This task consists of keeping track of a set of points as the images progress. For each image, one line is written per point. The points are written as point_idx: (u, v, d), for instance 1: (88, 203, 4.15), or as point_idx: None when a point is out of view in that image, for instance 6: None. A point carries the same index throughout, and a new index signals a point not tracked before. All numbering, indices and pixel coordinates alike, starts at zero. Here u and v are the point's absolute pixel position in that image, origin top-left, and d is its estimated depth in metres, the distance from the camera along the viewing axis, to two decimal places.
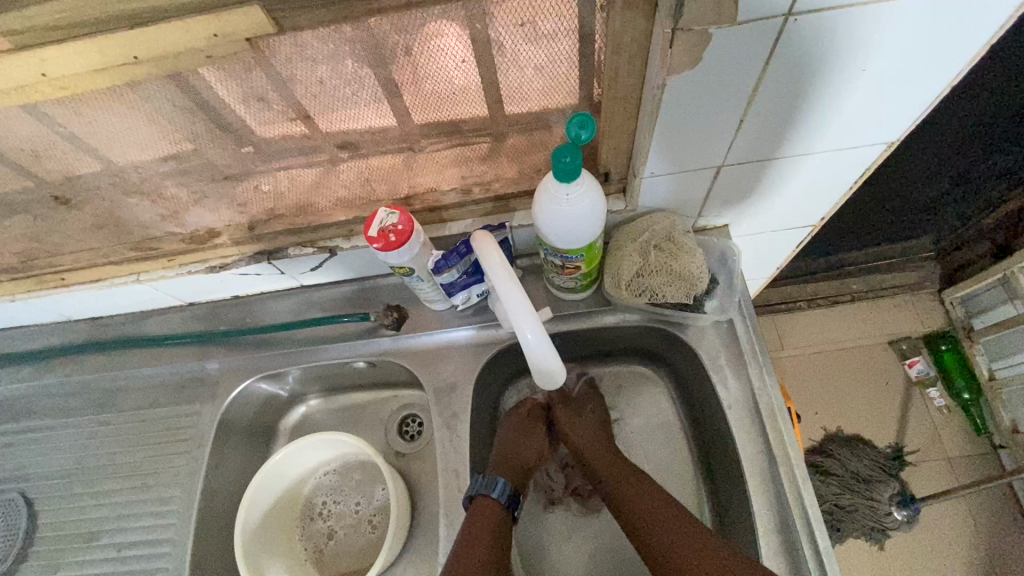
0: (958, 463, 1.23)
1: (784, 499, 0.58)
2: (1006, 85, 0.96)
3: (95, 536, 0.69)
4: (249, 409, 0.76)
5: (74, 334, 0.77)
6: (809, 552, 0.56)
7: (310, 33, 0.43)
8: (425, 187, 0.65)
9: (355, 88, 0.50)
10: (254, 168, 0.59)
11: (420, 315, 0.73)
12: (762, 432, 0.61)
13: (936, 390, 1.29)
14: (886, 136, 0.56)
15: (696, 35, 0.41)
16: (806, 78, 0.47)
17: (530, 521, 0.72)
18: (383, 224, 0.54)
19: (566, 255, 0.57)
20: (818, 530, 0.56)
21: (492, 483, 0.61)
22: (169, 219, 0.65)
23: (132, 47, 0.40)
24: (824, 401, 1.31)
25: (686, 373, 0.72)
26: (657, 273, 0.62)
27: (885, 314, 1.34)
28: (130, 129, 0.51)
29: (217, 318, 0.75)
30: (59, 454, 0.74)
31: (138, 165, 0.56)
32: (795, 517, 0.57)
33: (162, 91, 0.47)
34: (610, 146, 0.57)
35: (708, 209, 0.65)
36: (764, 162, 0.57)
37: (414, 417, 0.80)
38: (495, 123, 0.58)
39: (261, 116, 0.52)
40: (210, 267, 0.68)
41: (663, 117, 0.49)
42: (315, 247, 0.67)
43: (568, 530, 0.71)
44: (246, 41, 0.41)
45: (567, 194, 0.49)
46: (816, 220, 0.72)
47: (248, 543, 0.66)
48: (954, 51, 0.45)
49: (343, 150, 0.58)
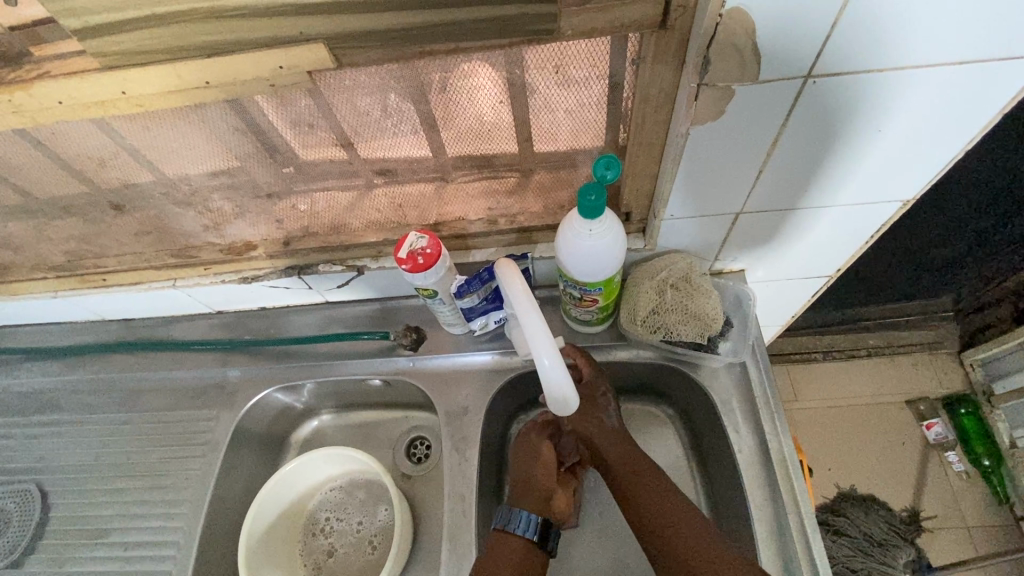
0: (977, 533, 1.19)
1: (790, 546, 0.58)
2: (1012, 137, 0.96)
3: (102, 533, 0.69)
4: (264, 419, 0.77)
5: (107, 332, 0.80)
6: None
7: (365, 69, 0.47)
8: (453, 216, 0.68)
9: (397, 120, 0.53)
10: (296, 187, 0.63)
11: (438, 338, 0.75)
12: (771, 476, 0.61)
13: (954, 454, 1.25)
14: (901, 195, 0.57)
15: (719, 90, 0.44)
16: (823, 136, 0.49)
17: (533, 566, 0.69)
18: (413, 247, 0.57)
19: (585, 288, 0.58)
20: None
21: (510, 515, 0.59)
22: (211, 229, 0.68)
23: (207, 73, 0.43)
24: (838, 457, 1.28)
25: (696, 415, 0.72)
26: (674, 312, 0.63)
27: (903, 372, 1.32)
28: (189, 144, 0.55)
29: (243, 327, 0.78)
30: (77, 448, 0.75)
31: (190, 178, 0.60)
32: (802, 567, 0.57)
33: (224, 112, 0.51)
34: (631, 187, 0.59)
35: (724, 253, 0.67)
36: (781, 212, 0.59)
37: (422, 440, 0.82)
38: (525, 160, 0.61)
39: (309, 140, 0.55)
40: (243, 278, 0.72)
41: (684, 163, 0.52)
42: (343, 265, 0.70)
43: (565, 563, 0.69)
44: (306, 73, 0.45)
45: (589, 230, 0.52)
46: (830, 272, 0.73)
47: (251, 552, 0.66)
48: (968, 117, 0.47)
49: (380, 176, 0.62)
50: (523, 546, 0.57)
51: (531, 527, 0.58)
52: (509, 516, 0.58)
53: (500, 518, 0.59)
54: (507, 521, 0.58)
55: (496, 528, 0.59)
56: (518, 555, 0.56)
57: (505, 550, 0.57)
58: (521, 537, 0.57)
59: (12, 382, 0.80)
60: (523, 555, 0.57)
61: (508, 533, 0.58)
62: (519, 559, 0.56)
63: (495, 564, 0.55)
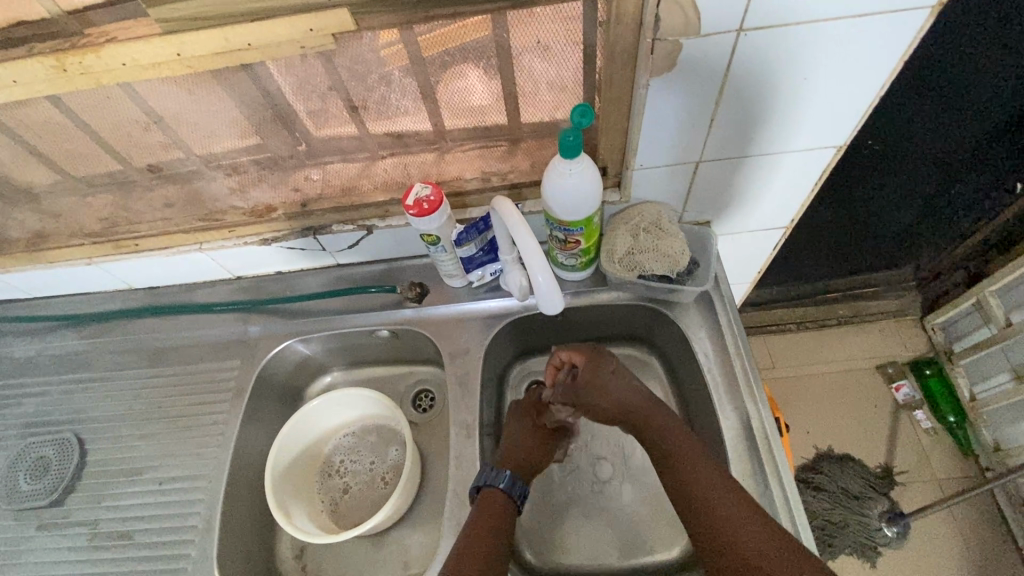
0: (946, 485, 1.27)
1: (775, 514, 0.63)
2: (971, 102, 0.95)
3: (136, 472, 0.76)
4: (282, 372, 0.85)
5: (135, 299, 0.88)
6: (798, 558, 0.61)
7: (377, 34, 0.56)
8: (451, 176, 0.76)
9: (402, 84, 0.62)
10: (313, 151, 0.71)
11: (440, 291, 0.83)
12: (736, 387, 0.71)
13: (921, 411, 1.35)
14: (834, 140, 0.67)
15: (670, 43, 0.54)
16: (760, 85, 0.59)
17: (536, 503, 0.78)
18: (418, 195, 0.65)
19: (567, 227, 0.67)
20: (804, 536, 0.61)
21: (498, 474, 0.65)
22: (236, 193, 0.76)
23: (248, 36, 0.52)
24: (814, 420, 1.37)
25: (672, 351, 0.81)
26: (646, 250, 0.72)
27: (872, 338, 1.42)
28: (222, 110, 0.64)
29: (261, 289, 0.86)
30: (110, 400, 0.82)
31: (221, 142, 0.69)
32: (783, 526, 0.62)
33: (255, 76, 0.59)
34: (606, 143, 0.68)
35: (690, 204, 0.77)
36: (734, 160, 0.69)
37: (427, 392, 0.89)
38: (512, 123, 0.70)
39: (326, 103, 0.64)
40: (263, 239, 0.80)
41: (647, 114, 0.62)
42: (354, 225, 0.78)
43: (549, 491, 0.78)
44: (331, 36, 0.54)
45: (569, 169, 0.61)
46: (786, 222, 0.83)
47: (276, 482, 0.73)
48: (877, 65, 0.57)
49: (387, 139, 0.71)
50: (506, 504, 0.64)
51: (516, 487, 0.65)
52: (498, 475, 0.65)
53: (488, 477, 0.65)
54: (496, 478, 0.64)
55: (484, 485, 0.64)
56: (502, 512, 0.63)
57: (492, 504, 0.63)
58: (507, 494, 0.64)
59: (48, 347, 0.87)
60: (506, 511, 0.63)
61: (495, 490, 0.64)
62: (503, 514, 0.63)
63: (484, 517, 0.61)
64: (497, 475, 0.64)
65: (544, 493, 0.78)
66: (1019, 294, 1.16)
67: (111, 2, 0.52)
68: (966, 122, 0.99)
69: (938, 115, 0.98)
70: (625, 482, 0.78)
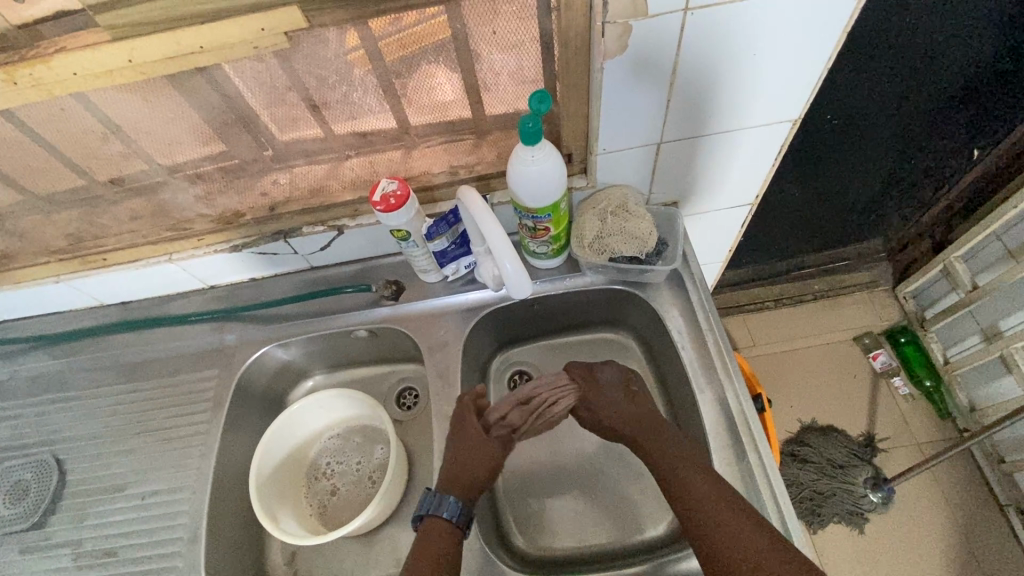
0: (927, 448, 1.30)
1: (752, 480, 0.64)
2: (923, 74, 0.98)
3: (118, 488, 0.75)
4: (263, 378, 0.84)
5: (107, 315, 0.87)
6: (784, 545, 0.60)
7: (330, 31, 0.56)
8: (419, 171, 0.77)
9: (360, 83, 0.62)
10: (278, 156, 0.71)
11: (415, 287, 0.83)
12: (711, 362, 0.72)
13: (899, 378, 1.38)
14: (789, 115, 0.69)
15: (620, 26, 0.55)
16: (710, 63, 0.60)
17: (524, 495, 0.78)
18: (385, 191, 0.66)
19: (535, 215, 0.68)
20: (790, 520, 0.61)
21: (441, 501, 0.62)
22: (202, 201, 0.76)
23: (201, 38, 0.52)
24: (796, 393, 1.40)
25: (648, 330, 0.83)
26: (615, 233, 0.73)
27: (846, 310, 1.46)
28: (181, 119, 0.63)
29: (236, 297, 0.86)
30: (88, 418, 0.81)
31: (183, 151, 0.68)
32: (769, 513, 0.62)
33: (211, 82, 0.59)
34: (569, 129, 0.69)
35: (656, 186, 0.78)
36: (694, 140, 0.71)
37: (411, 389, 0.89)
38: (477, 116, 0.71)
39: (287, 105, 0.64)
40: (234, 246, 0.79)
41: (604, 97, 0.63)
42: (324, 226, 0.78)
43: (534, 480, 0.79)
44: (285, 35, 0.54)
45: (532, 155, 0.62)
46: (750, 199, 0.85)
47: (261, 487, 0.73)
48: (821, 38, 0.59)
49: (351, 138, 0.71)
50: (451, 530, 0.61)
51: (458, 513, 0.62)
52: (440, 503, 0.62)
53: (429, 505, 0.62)
54: (436, 507, 0.62)
55: (425, 515, 0.62)
56: (448, 539, 0.60)
57: (437, 533, 0.60)
58: (450, 521, 0.61)
59: (21, 368, 0.86)
60: (450, 539, 0.60)
61: (437, 518, 0.61)
62: (447, 542, 0.60)
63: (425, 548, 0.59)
64: (441, 503, 0.62)
65: (532, 487, 0.78)
66: (982, 258, 1.21)
67: (60, 14, 0.51)
68: (923, 95, 1.01)
69: (896, 88, 0.99)
70: (612, 461, 0.78)
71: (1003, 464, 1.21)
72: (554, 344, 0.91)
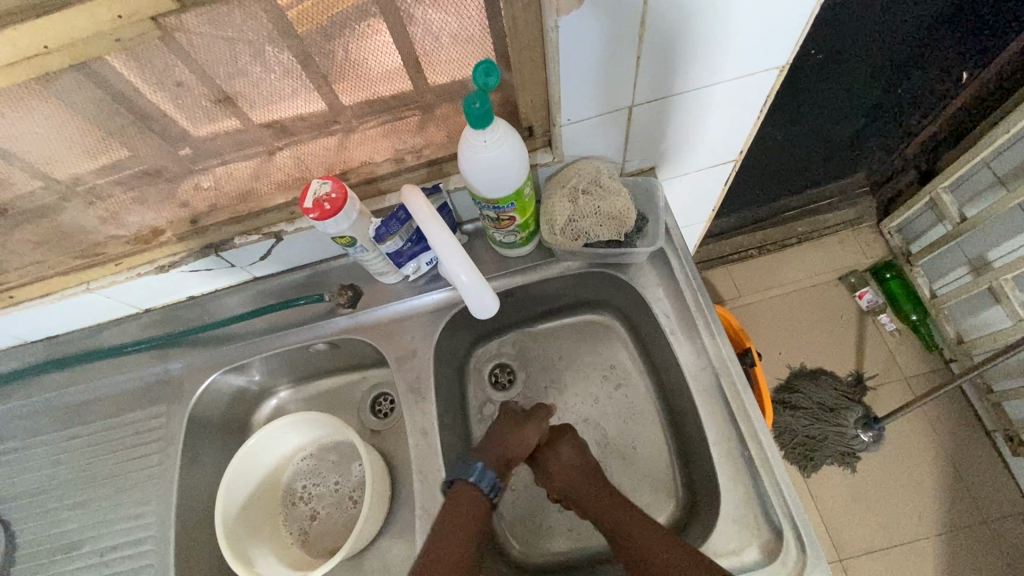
0: (916, 382, 1.30)
1: (754, 475, 0.60)
2: None
3: (73, 546, 0.69)
4: (219, 404, 0.77)
5: (32, 354, 0.77)
6: (791, 541, 0.56)
7: (211, 8, 0.44)
8: (359, 161, 0.67)
9: (267, 69, 0.51)
10: (190, 162, 0.61)
11: (374, 290, 0.75)
12: (702, 342, 0.67)
13: (886, 315, 1.36)
14: (775, 61, 0.60)
15: None
16: (687, 10, 0.50)
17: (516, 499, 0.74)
18: (317, 195, 0.56)
19: (497, 206, 0.60)
20: (799, 516, 0.57)
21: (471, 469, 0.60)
22: (110, 221, 0.65)
23: (41, 36, 0.41)
24: (785, 340, 1.37)
25: (633, 312, 0.77)
26: (589, 216, 0.65)
27: (830, 250, 1.42)
28: (53, 134, 0.52)
29: (174, 320, 0.76)
30: (28, 472, 0.73)
31: (69, 167, 0.57)
32: (776, 508, 0.58)
33: (76, 86, 0.48)
34: (526, 98, 0.59)
35: (631, 153, 0.70)
36: (670, 99, 0.62)
37: (385, 396, 0.83)
38: (418, 92, 0.60)
39: (183, 105, 0.53)
40: (159, 267, 0.69)
41: (565, 60, 0.53)
42: (259, 234, 0.68)
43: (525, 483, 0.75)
44: (151, 20, 0.43)
45: (484, 139, 0.52)
46: (734, 155, 0.77)
47: (230, 530, 0.67)
48: None
49: (273, 133, 0.60)
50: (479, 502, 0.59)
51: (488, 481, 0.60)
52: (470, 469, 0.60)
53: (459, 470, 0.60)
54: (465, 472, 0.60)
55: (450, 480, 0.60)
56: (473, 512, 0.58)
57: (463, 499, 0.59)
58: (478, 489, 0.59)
59: None
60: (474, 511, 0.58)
61: (465, 485, 0.60)
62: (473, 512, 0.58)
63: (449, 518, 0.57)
64: (470, 468, 0.60)
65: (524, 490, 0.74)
66: (971, 187, 1.16)
67: None
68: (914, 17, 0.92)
69: (884, 13, 0.90)
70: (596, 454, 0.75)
71: (992, 394, 1.22)
72: (533, 332, 0.84)
